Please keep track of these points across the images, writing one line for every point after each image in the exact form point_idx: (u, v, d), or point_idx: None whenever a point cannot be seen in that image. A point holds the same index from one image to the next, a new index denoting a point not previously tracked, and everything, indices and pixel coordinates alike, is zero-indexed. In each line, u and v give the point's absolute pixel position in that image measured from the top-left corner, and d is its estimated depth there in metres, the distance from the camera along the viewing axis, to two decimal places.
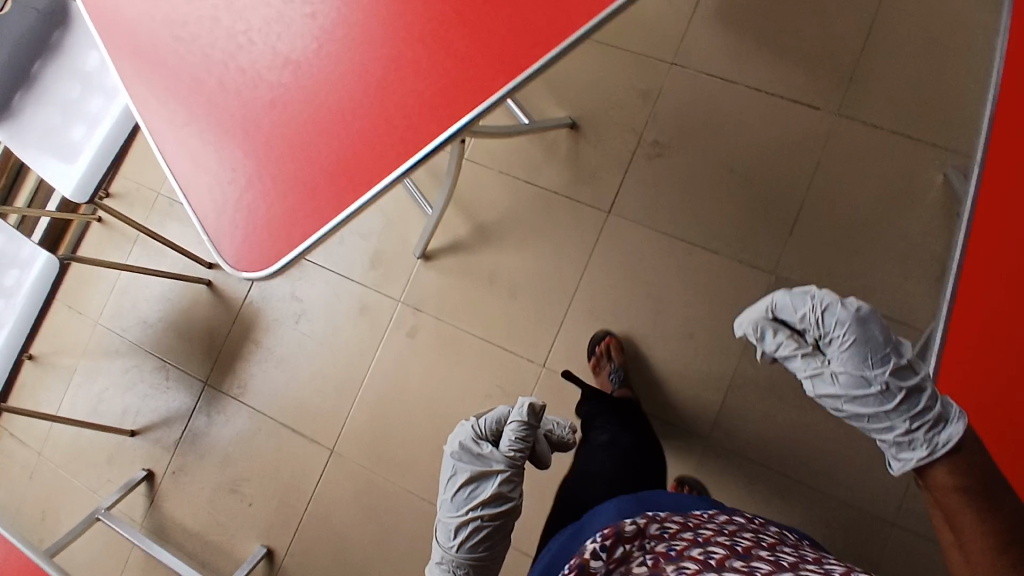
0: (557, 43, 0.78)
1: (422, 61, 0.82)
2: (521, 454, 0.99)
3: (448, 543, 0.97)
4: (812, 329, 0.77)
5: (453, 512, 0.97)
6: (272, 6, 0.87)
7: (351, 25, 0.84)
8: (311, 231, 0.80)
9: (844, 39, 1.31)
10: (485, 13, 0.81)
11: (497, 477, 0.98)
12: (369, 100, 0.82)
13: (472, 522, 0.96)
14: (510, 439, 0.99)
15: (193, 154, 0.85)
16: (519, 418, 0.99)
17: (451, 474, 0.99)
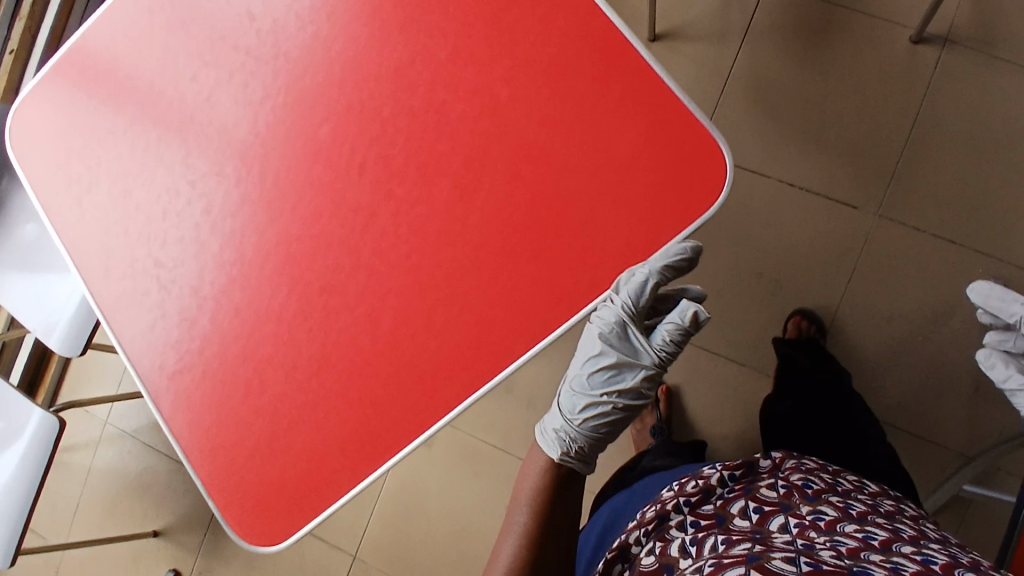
0: (587, 306, 0.71)
1: (436, 314, 0.73)
2: (668, 357, 0.78)
3: (568, 418, 0.76)
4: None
5: (586, 389, 0.78)
6: (263, 232, 0.78)
7: (354, 263, 0.75)
8: (322, 501, 0.74)
9: (885, 131, 1.21)
10: (506, 258, 0.73)
11: (640, 371, 0.77)
12: (376, 353, 0.74)
13: (603, 406, 0.77)
14: (660, 337, 0.77)
15: (193, 405, 0.78)
16: (676, 321, 0.76)
17: (594, 355, 0.75)
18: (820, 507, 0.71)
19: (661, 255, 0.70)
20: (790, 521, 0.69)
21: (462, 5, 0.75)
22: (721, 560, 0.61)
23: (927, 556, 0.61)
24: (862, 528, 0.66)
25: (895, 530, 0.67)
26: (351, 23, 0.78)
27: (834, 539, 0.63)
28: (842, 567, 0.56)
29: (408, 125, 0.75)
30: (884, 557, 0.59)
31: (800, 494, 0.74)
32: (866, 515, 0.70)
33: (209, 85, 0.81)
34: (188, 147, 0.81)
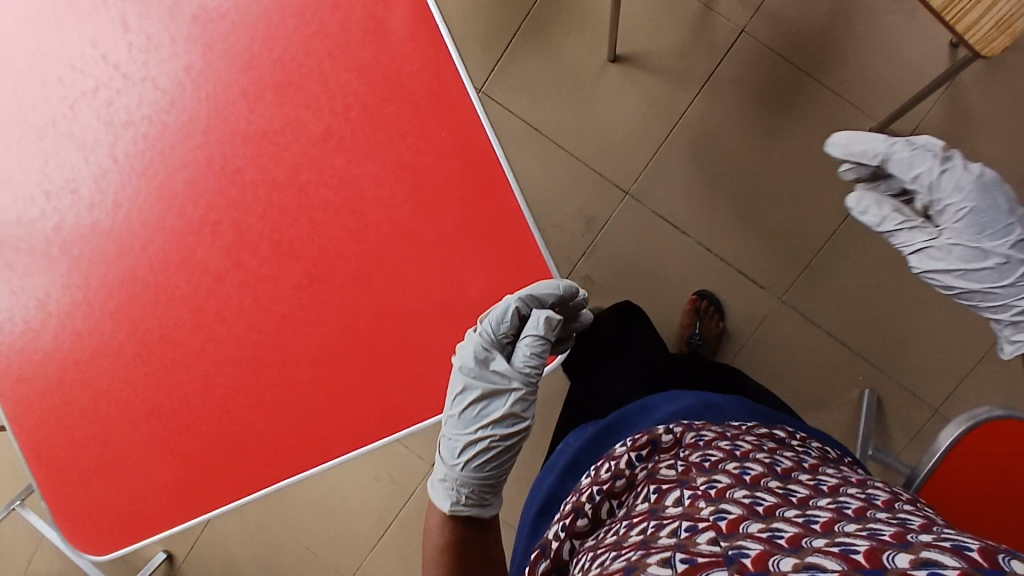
0: (404, 428, 0.72)
1: (267, 396, 0.74)
2: (536, 374, 0.69)
3: (449, 463, 0.68)
4: (927, 189, 0.74)
5: (459, 430, 0.69)
6: (113, 264, 0.76)
7: (195, 321, 0.75)
8: (138, 532, 0.79)
9: (817, 215, 1.17)
10: (341, 358, 0.73)
11: (510, 397, 0.68)
12: (204, 415, 0.76)
13: (483, 444, 0.68)
14: (523, 355, 0.69)
15: (30, 412, 0.80)
16: (535, 331, 0.68)
17: (457, 390, 0.68)
18: (715, 476, 0.60)
19: (525, 291, 0.68)
20: (682, 500, 0.58)
21: (342, 85, 0.69)
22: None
23: (810, 516, 0.50)
24: (751, 495, 0.55)
25: (786, 495, 0.56)
26: (224, 70, 0.71)
27: (719, 511, 0.53)
28: (719, 555, 0.45)
29: (267, 197, 0.72)
30: (764, 526, 0.49)
31: (698, 467, 0.63)
32: (762, 482, 0.59)
33: (75, 94, 0.75)
34: (50, 155, 0.77)
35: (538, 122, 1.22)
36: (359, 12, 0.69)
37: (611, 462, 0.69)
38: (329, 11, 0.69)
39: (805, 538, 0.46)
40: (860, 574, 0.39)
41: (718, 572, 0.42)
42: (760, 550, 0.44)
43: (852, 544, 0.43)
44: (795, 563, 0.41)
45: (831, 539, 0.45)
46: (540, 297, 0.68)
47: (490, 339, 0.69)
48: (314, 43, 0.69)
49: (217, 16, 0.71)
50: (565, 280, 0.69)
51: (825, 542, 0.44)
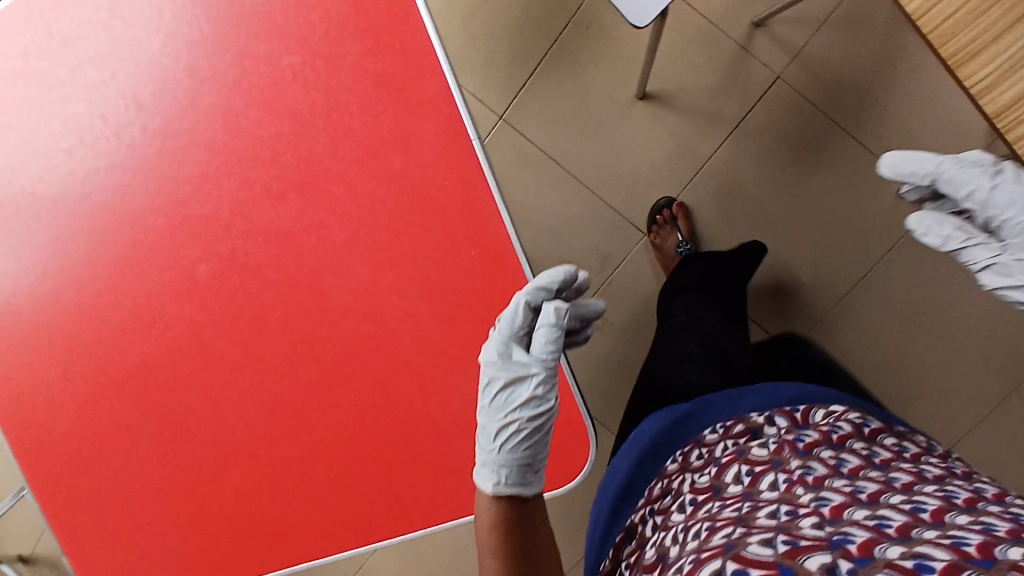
0: (426, 526, 0.74)
1: (284, 484, 0.75)
2: (556, 358, 0.66)
3: (484, 450, 0.64)
4: (977, 204, 0.66)
5: (491, 418, 0.65)
6: (122, 346, 0.74)
7: (214, 406, 0.74)
8: None
9: (837, 264, 1.13)
10: (358, 454, 0.73)
11: (532, 380, 0.65)
12: (220, 495, 0.76)
13: (513, 428, 0.64)
14: (540, 341, 0.66)
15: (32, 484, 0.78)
16: (548, 319, 0.65)
17: (483, 382, 0.66)
18: (811, 462, 0.57)
19: (531, 283, 0.67)
20: (779, 483, 0.55)
21: (369, 193, 0.67)
22: (698, 557, 0.49)
23: (918, 504, 0.48)
24: (851, 484, 0.53)
25: (889, 482, 0.53)
26: (243, 164, 0.68)
27: (821, 497, 0.51)
28: (823, 539, 0.45)
29: (287, 296, 0.70)
30: (871, 512, 0.47)
31: (793, 447, 0.60)
32: (861, 472, 0.55)
33: (85, 169, 0.71)
34: (57, 230, 0.72)
35: (559, 154, 1.17)
36: (388, 119, 0.65)
37: (702, 449, 0.66)
38: (356, 114, 0.65)
39: (916, 528, 0.44)
40: (971, 564, 0.39)
41: (824, 555, 0.43)
42: (868, 536, 0.44)
43: (966, 537, 0.42)
44: (904, 550, 0.42)
45: (943, 531, 0.44)
46: (546, 287, 0.66)
47: (509, 332, 0.67)
48: (340, 146, 0.66)
49: (234, 107, 0.66)
50: (568, 268, 0.68)
51: (936, 534, 0.43)
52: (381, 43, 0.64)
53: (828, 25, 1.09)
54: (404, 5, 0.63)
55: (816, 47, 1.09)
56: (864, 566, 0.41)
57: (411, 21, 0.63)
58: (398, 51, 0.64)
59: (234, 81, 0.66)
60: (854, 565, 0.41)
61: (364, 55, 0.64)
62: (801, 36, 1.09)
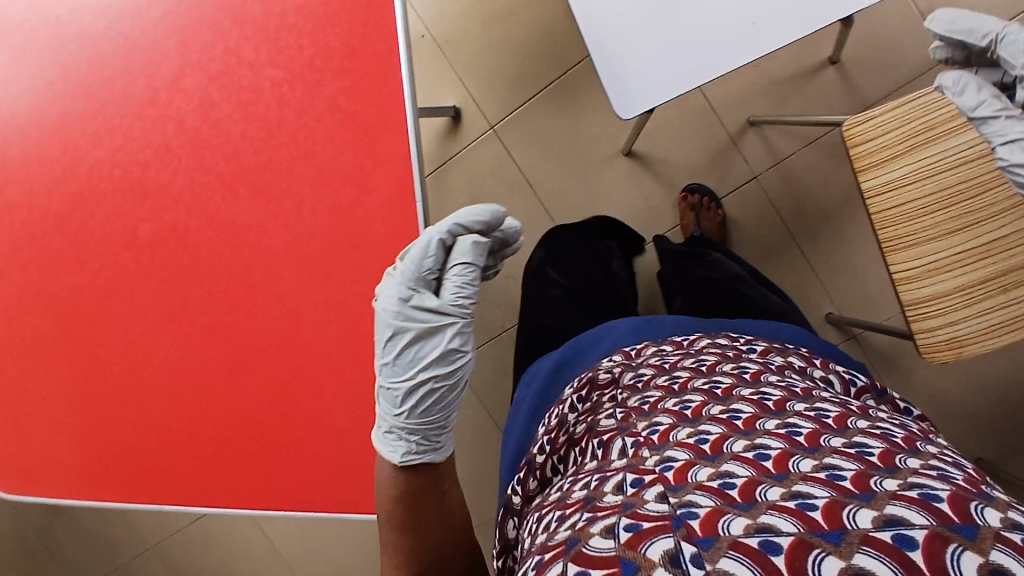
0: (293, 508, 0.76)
1: (168, 433, 0.78)
2: (462, 300, 0.67)
3: (390, 414, 0.66)
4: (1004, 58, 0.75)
5: (397, 377, 0.66)
6: (47, 271, 0.77)
7: (119, 348, 0.77)
8: (22, 486, 0.81)
9: None
10: (238, 431, 0.77)
11: (444, 331, 0.66)
12: (112, 420, 0.79)
13: (423, 388, 0.66)
14: (452, 287, 0.67)
15: None
16: (465, 256, 0.68)
17: (388, 336, 0.65)
18: (656, 419, 0.49)
19: (450, 220, 0.69)
20: (627, 451, 0.47)
21: (312, 214, 0.70)
22: (541, 560, 0.38)
23: (762, 451, 0.40)
24: (694, 431, 0.44)
25: (732, 421, 0.45)
26: (206, 150, 0.71)
27: (666, 459, 0.42)
28: (666, 516, 0.35)
29: (213, 278, 0.74)
30: (749, 444, 0.41)
31: (639, 412, 0.52)
32: (703, 413, 0.48)
33: (63, 105, 0.74)
34: (22, 150, 0.76)
35: (535, 177, 1.20)
36: (344, 154, 0.68)
37: (559, 409, 0.64)
38: (319, 141, 0.69)
39: (792, 458, 0.38)
40: (818, 538, 0.31)
41: (666, 540, 0.33)
42: (712, 508, 0.34)
43: (812, 495, 0.34)
44: (748, 522, 0.33)
45: (819, 460, 0.38)
46: (463, 224, 0.68)
47: (415, 277, 0.67)
48: (297, 163, 0.70)
49: (210, 98, 0.70)
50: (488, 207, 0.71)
51: (813, 464, 0.37)
52: (357, 87, 0.67)
53: (816, 145, 1.13)
54: (389, 60, 0.66)
55: (799, 161, 1.13)
56: (706, 550, 0.31)
57: (388, 77, 0.66)
58: (373, 98, 0.67)
59: (219, 73, 0.69)
60: (697, 549, 0.31)
61: (339, 92, 0.67)
62: (788, 146, 1.13)
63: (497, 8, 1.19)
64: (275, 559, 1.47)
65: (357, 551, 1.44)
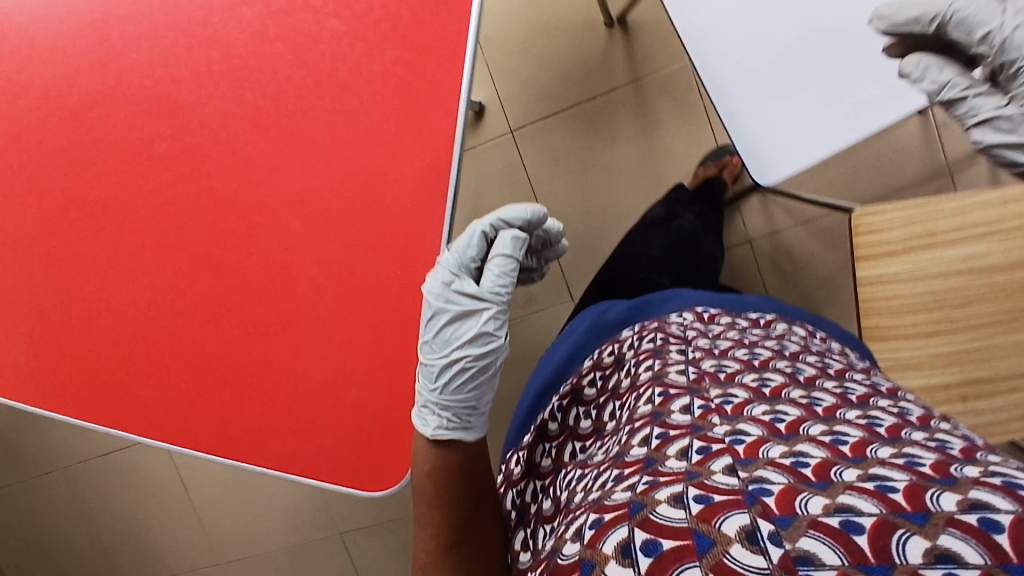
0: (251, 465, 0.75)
1: (137, 358, 0.76)
2: (504, 291, 0.66)
3: (425, 389, 0.66)
4: (996, 48, 0.68)
5: (435, 355, 0.66)
6: (51, 164, 0.75)
7: (104, 258, 0.75)
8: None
9: None
10: (207, 371, 0.75)
11: (482, 316, 0.66)
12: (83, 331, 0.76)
13: (458, 367, 0.66)
14: (493, 275, 0.67)
15: None
16: (505, 249, 0.67)
17: (427, 317, 0.66)
18: (730, 391, 0.55)
19: (495, 215, 0.69)
20: (693, 408, 0.52)
21: (339, 171, 0.70)
22: (602, 517, 0.42)
23: (839, 436, 0.44)
24: (771, 411, 0.50)
25: (813, 407, 0.51)
26: (246, 81, 0.70)
27: (736, 432, 0.46)
28: (739, 491, 0.38)
29: (219, 210, 0.72)
30: (826, 429, 0.46)
31: (713, 378, 0.59)
32: (783, 395, 0.54)
33: (108, 1, 0.72)
34: (53, 37, 0.73)
35: (542, 189, 1.22)
36: (387, 122, 0.68)
37: (617, 346, 0.74)
38: (363, 102, 0.68)
39: (870, 446, 0.42)
40: (902, 519, 0.32)
41: (741, 515, 0.36)
42: (786, 485, 0.37)
43: (890, 479, 0.36)
44: (827, 504, 0.35)
45: (897, 450, 0.42)
46: (506, 219, 0.68)
47: (459, 262, 0.68)
48: (338, 119, 0.69)
49: (264, 33, 0.69)
50: (532, 207, 0.70)
51: (891, 453, 0.41)
52: (416, 60, 0.67)
53: (810, 226, 1.17)
54: (453, 41, 0.66)
55: (792, 237, 1.17)
56: (785, 528, 0.34)
57: (449, 57, 0.66)
58: (428, 74, 0.67)
59: (278, 10, 0.68)
60: (775, 526, 0.34)
61: (397, 60, 0.67)
62: (784, 220, 1.18)
63: (543, 16, 1.19)
64: (188, 508, 1.43)
65: (272, 518, 1.40)
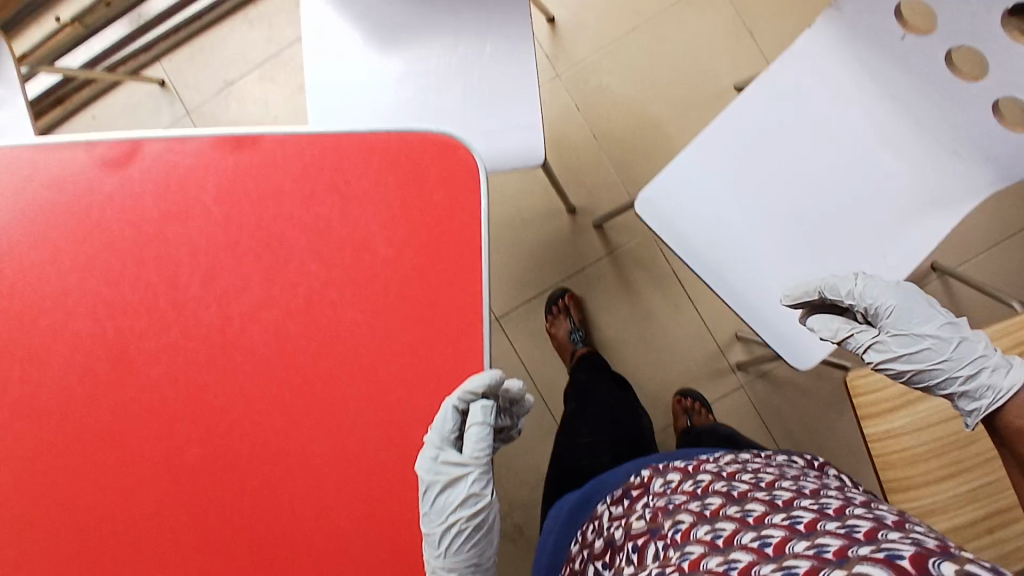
0: None
1: None
2: (485, 454, 0.72)
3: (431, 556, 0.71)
4: (861, 301, 0.75)
5: (432, 523, 0.70)
6: (74, 491, 0.72)
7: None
8: None
9: None
10: None
11: (468, 481, 0.71)
12: None
13: (455, 532, 0.70)
14: (473, 441, 0.71)
15: None
16: (479, 418, 0.70)
17: (422, 490, 0.69)
18: (679, 517, 0.65)
19: (460, 389, 0.69)
20: (658, 552, 0.64)
21: (376, 451, 0.72)
22: None
23: (765, 539, 0.55)
24: (711, 529, 0.60)
25: (744, 517, 0.60)
26: (274, 379, 0.72)
27: (684, 555, 0.59)
28: None
29: (259, 508, 0.72)
30: (755, 535, 0.57)
31: (665, 510, 0.69)
32: (721, 512, 0.63)
33: (126, 321, 0.74)
34: (68, 364, 0.74)
35: (535, 370, 1.25)
36: (415, 396, 0.71)
37: (597, 521, 0.80)
38: (392, 382, 0.71)
39: (790, 542, 0.54)
40: None
41: None
42: None
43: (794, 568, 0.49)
44: None
45: (812, 540, 0.52)
46: (472, 390, 0.69)
47: (441, 437, 0.69)
48: (366, 400, 0.71)
49: (286, 331, 0.72)
50: (494, 371, 0.69)
51: (805, 545, 0.52)
52: (437, 337, 0.71)
53: None
54: (471, 316, 0.70)
55: (783, 373, 1.21)
56: None
57: (470, 331, 0.70)
58: (452, 348, 0.70)
59: (300, 308, 0.72)
60: None
61: (419, 340, 0.71)
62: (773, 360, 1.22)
63: (510, 211, 1.27)
64: None
65: None
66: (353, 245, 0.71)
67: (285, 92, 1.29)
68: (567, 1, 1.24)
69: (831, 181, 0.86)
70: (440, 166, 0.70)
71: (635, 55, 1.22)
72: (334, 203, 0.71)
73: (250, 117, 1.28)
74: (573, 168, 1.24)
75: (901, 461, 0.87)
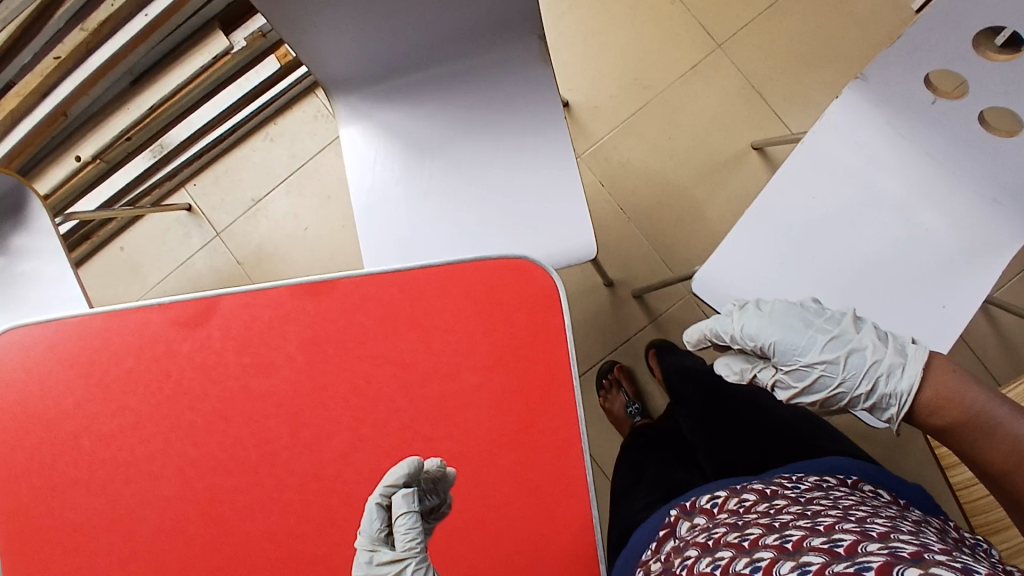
0: None
1: None
2: (420, 548, 0.60)
3: None
4: (745, 343, 0.75)
5: None
6: None
7: None
8: None
9: None
10: None
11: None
12: None
13: None
14: (401, 534, 0.60)
15: None
16: (399, 509, 0.60)
17: None
18: (687, 552, 0.63)
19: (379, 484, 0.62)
20: None
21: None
22: None
23: (756, 563, 0.53)
24: (711, 559, 0.58)
25: (740, 543, 0.58)
26: None
27: None
28: None
29: None
30: (748, 558, 0.55)
31: (678, 551, 0.66)
32: (723, 540, 0.60)
33: (219, 482, 0.73)
34: (167, 533, 0.73)
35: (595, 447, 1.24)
36: (518, 523, 0.70)
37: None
38: (494, 509, 0.70)
39: (778, 563, 0.52)
40: None
41: None
42: None
43: None
44: None
45: (798, 560, 0.51)
46: (387, 483, 0.61)
47: (372, 538, 0.62)
48: (472, 532, 0.71)
49: (381, 471, 0.72)
50: (409, 461, 0.61)
51: (791, 566, 0.51)
52: (535, 457, 0.70)
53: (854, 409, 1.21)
54: (565, 432, 0.70)
55: (843, 422, 1.21)
56: None
57: (565, 446, 0.70)
58: (550, 467, 0.70)
59: (393, 446, 0.71)
60: None
61: (518, 463, 0.70)
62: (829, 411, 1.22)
63: None
64: None
65: None
66: (441, 376, 0.72)
67: (313, 203, 1.33)
68: (577, 85, 1.28)
69: (875, 242, 0.88)
70: (517, 291, 0.72)
71: (649, 129, 1.26)
72: (416, 338, 0.72)
73: (282, 231, 1.33)
74: (604, 244, 1.26)
75: (989, 507, 0.87)
